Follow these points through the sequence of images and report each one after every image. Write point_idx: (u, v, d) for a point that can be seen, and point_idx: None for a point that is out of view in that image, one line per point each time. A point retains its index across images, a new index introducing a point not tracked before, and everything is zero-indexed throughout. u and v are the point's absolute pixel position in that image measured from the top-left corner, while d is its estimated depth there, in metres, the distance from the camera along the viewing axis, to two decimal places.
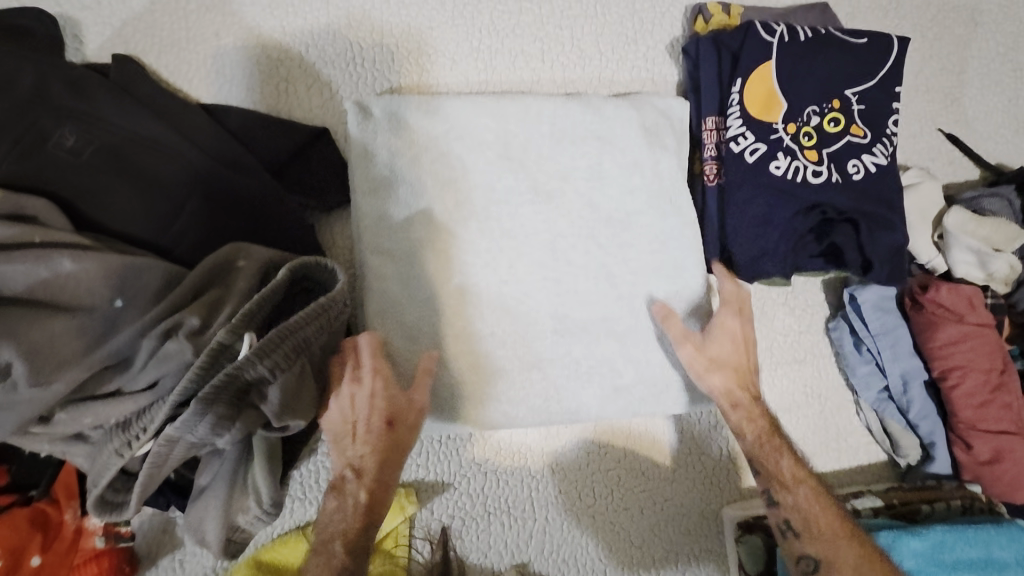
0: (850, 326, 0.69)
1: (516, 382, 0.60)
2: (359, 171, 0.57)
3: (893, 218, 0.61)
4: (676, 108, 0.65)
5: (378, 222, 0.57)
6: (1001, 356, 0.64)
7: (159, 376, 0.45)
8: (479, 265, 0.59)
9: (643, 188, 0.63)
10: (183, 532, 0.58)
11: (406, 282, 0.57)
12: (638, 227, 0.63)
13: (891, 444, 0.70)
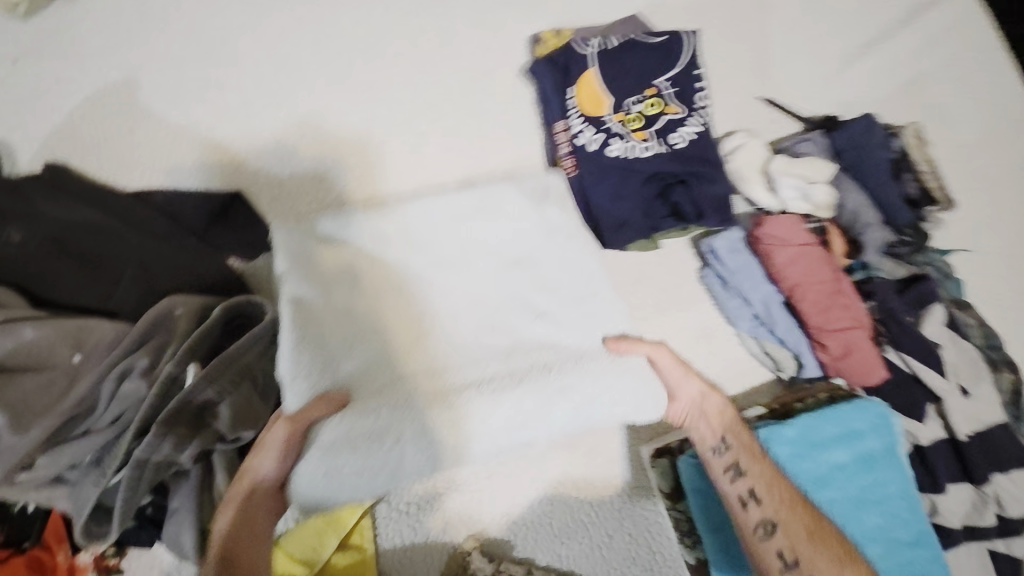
0: (714, 269, 0.81)
1: (475, 410, 0.62)
2: (293, 254, 0.64)
3: (713, 171, 0.74)
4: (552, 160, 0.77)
5: (316, 291, 0.63)
6: (832, 267, 0.77)
7: (122, 412, 0.54)
8: (415, 321, 0.65)
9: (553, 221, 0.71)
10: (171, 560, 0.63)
11: (346, 339, 0.62)
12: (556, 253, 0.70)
13: (773, 362, 0.80)
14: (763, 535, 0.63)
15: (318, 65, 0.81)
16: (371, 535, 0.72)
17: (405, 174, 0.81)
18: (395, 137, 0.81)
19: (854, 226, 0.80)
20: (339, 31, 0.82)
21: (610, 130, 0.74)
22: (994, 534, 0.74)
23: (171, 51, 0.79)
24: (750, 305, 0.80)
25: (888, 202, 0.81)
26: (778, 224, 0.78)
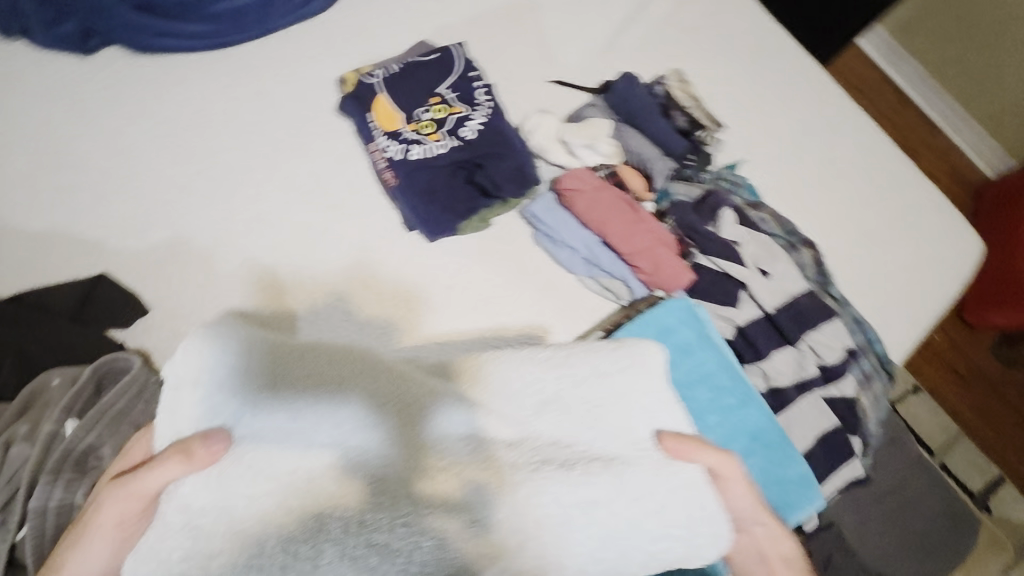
0: (540, 229, 0.93)
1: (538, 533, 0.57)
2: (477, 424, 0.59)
3: (502, 150, 0.89)
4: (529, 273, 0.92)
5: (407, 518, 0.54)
6: (627, 200, 0.91)
7: (15, 475, 0.63)
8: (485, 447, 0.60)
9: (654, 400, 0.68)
10: None
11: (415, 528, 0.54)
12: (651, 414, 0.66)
13: (611, 292, 0.91)
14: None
15: (153, 148, 0.92)
16: None
17: (255, 220, 0.92)
18: (238, 191, 0.93)
19: (643, 163, 0.95)
20: (166, 116, 0.94)
21: (409, 140, 0.87)
22: (820, 381, 0.89)
23: (20, 169, 0.88)
24: (577, 251, 0.92)
25: (664, 138, 0.97)
26: (574, 176, 0.91)
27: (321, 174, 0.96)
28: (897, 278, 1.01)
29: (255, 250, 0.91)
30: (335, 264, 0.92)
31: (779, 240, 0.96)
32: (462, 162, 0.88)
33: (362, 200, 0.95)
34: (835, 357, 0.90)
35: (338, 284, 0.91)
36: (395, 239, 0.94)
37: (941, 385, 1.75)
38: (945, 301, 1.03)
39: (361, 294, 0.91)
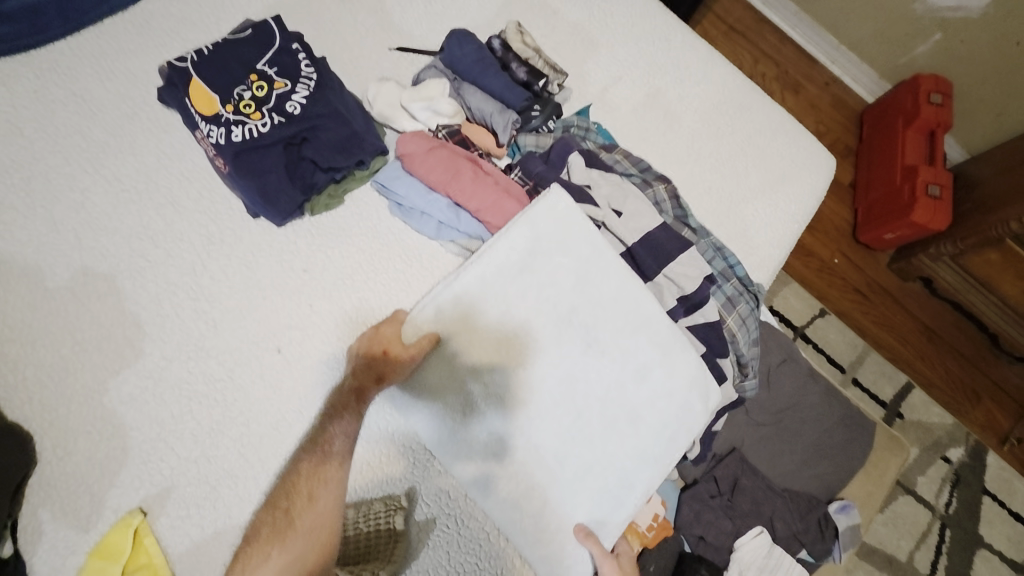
0: (393, 200, 0.93)
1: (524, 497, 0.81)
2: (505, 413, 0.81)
3: (331, 120, 0.90)
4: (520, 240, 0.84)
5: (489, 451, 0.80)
6: (466, 155, 0.92)
7: None
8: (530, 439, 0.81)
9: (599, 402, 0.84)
10: None
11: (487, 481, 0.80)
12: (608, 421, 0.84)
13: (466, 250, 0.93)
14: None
15: None
16: (157, 548, 0.75)
17: (83, 230, 0.86)
18: (60, 201, 0.87)
19: (485, 121, 0.95)
20: None
21: (229, 121, 0.85)
22: (681, 309, 0.91)
23: None
24: (431, 217, 0.91)
25: (503, 93, 0.97)
26: (415, 137, 0.90)
27: (153, 172, 0.91)
28: (755, 202, 1.04)
29: (88, 260, 0.85)
30: (178, 264, 0.87)
31: (634, 178, 0.97)
32: (289, 138, 0.88)
33: (202, 194, 0.91)
34: (695, 284, 0.91)
35: (184, 283, 0.87)
36: (241, 231, 0.90)
37: (848, 308, 1.72)
38: (804, 218, 1.06)
39: (209, 291, 0.87)
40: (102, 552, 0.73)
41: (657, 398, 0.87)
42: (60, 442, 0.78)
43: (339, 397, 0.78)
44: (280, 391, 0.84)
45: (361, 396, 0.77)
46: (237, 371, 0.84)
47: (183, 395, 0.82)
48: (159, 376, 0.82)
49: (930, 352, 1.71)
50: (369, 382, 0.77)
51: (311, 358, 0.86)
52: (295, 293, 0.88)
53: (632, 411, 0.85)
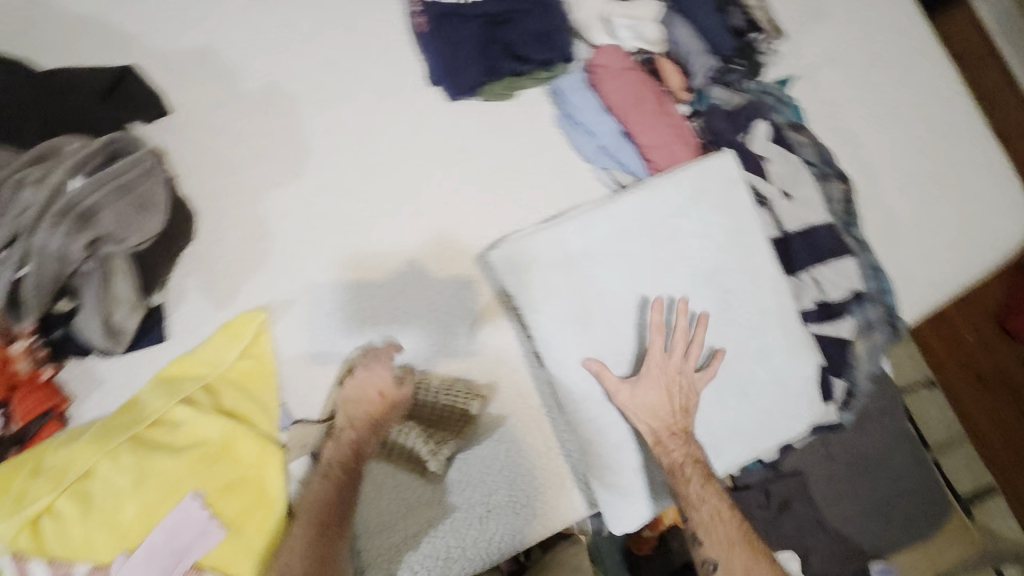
0: (562, 109, 0.91)
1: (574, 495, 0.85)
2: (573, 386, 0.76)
3: (537, 9, 0.89)
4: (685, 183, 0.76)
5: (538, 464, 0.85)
6: (654, 87, 0.88)
7: (23, 216, 0.69)
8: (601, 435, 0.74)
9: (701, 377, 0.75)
10: (98, 341, 0.74)
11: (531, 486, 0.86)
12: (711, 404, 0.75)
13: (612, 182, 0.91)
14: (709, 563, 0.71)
15: None
16: (269, 346, 0.84)
17: (283, 47, 0.92)
18: (272, 13, 0.92)
19: (682, 58, 0.90)
20: None
21: None
22: (815, 315, 0.86)
23: None
24: (595, 137, 0.89)
25: (712, 35, 0.90)
26: (610, 52, 0.88)
27: (356, 12, 0.94)
28: (931, 237, 0.95)
29: (280, 76, 0.91)
30: (353, 106, 0.91)
31: (813, 168, 0.91)
32: (493, 16, 0.89)
33: (391, 46, 0.93)
34: (838, 294, 0.86)
35: (353, 126, 0.91)
36: (417, 93, 0.92)
37: (958, 388, 1.57)
38: (979, 273, 0.96)
39: (373, 140, 0.91)
40: (227, 330, 0.83)
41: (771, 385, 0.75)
42: (217, 227, 0.86)
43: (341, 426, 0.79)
44: (407, 253, 0.89)
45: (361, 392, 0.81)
46: (376, 222, 0.89)
47: (326, 226, 0.88)
48: (311, 201, 0.89)
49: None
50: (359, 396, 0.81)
51: (442, 234, 0.89)
52: (445, 170, 0.91)
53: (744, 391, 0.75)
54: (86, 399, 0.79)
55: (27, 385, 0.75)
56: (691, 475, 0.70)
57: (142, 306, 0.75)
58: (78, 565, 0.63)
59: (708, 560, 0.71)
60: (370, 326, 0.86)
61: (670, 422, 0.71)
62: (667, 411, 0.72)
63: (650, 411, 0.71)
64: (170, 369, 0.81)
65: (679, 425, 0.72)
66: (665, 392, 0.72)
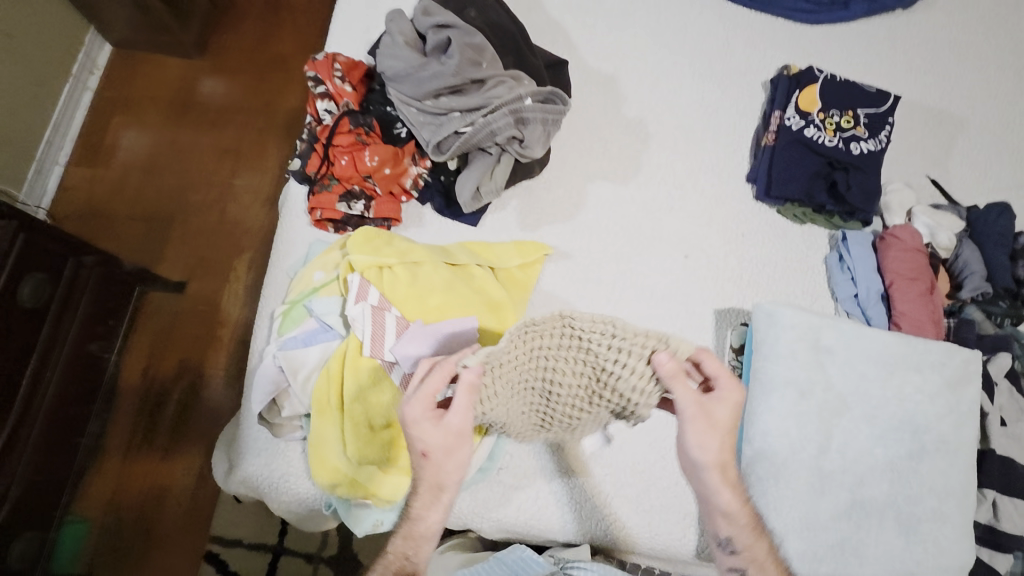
0: (839, 254, 1.08)
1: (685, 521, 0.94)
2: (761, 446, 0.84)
3: (871, 176, 1.08)
4: (930, 351, 0.89)
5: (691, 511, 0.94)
6: (929, 276, 1.02)
7: (486, 100, 0.96)
8: (770, 502, 0.82)
9: (871, 505, 0.82)
10: (461, 195, 0.98)
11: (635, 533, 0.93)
12: (869, 536, 0.81)
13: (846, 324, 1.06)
14: None
15: (645, 21, 1.25)
16: (537, 273, 1.05)
17: (663, 102, 1.20)
18: (668, 78, 1.22)
19: (960, 272, 1.05)
20: (665, 10, 1.27)
21: (811, 122, 1.10)
22: (978, 531, 0.91)
23: None
24: (856, 286, 1.05)
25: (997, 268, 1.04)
26: (905, 232, 1.04)
27: (721, 108, 1.21)
28: None
29: (649, 117, 1.19)
30: (687, 163, 1.16)
31: None
32: (833, 161, 1.09)
33: (734, 142, 1.19)
34: (1016, 530, 0.89)
35: (679, 175, 1.16)
36: (735, 181, 1.16)
37: None
38: None
39: (685, 191, 1.15)
40: (520, 246, 1.04)
41: (926, 551, 0.82)
42: (553, 180, 1.12)
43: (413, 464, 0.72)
44: (666, 277, 1.09)
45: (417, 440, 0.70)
46: (657, 245, 1.11)
47: (621, 226, 1.11)
48: (621, 202, 1.13)
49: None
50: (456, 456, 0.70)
51: (696, 278, 1.09)
52: (725, 241, 1.11)
53: (900, 539, 0.82)
54: (409, 229, 1.04)
55: (397, 195, 1.02)
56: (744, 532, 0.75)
57: (499, 193, 1.00)
58: (393, 309, 0.84)
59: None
60: (617, 308, 1.06)
61: (729, 464, 0.73)
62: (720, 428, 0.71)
63: (708, 441, 0.71)
64: (472, 243, 1.03)
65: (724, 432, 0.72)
66: (720, 426, 0.71)
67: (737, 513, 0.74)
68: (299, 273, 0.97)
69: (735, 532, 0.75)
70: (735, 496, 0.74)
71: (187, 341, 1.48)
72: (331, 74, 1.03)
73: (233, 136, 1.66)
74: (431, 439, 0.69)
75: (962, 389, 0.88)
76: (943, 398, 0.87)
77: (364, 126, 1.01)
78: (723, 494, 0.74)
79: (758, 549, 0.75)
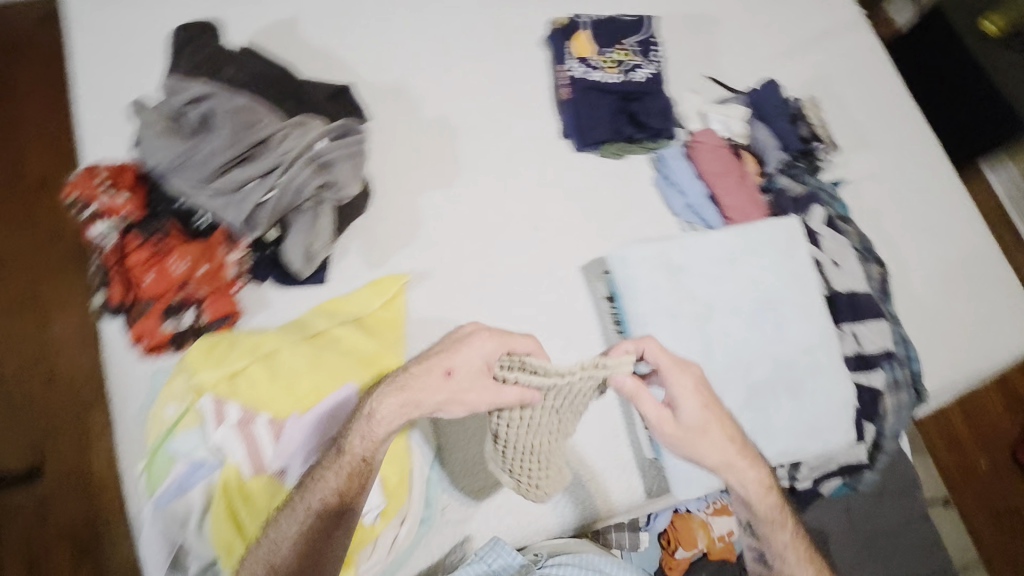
0: (662, 174, 1.17)
1: (628, 467, 0.98)
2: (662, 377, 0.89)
3: (659, 96, 1.16)
4: (757, 233, 0.99)
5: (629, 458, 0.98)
6: (736, 165, 1.14)
7: (279, 158, 0.91)
8: None
9: (763, 385, 0.91)
10: (297, 262, 0.93)
11: (590, 503, 0.96)
12: (769, 411, 0.90)
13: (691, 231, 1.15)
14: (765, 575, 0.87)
15: (408, 22, 1.25)
16: (404, 304, 1.03)
17: (458, 94, 1.21)
18: (452, 69, 1.23)
19: (761, 151, 1.17)
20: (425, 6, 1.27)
21: (592, 66, 1.16)
22: (852, 362, 1.05)
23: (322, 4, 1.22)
24: (685, 196, 1.14)
25: (785, 137, 1.17)
26: (706, 136, 1.15)
27: (512, 80, 1.24)
28: (954, 326, 1.14)
29: (450, 113, 1.19)
30: (502, 144, 1.18)
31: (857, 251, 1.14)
32: (627, 94, 1.15)
33: (537, 107, 1.22)
34: (875, 349, 1.04)
35: (499, 157, 1.17)
36: (551, 143, 1.20)
37: (977, 515, 1.75)
38: (996, 365, 1.14)
39: (510, 170, 1.17)
40: (376, 285, 1.02)
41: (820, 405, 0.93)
42: (382, 209, 1.10)
43: (423, 374, 0.74)
44: (525, 257, 1.11)
45: (458, 350, 0.76)
46: (505, 229, 1.12)
47: (465, 226, 1.12)
48: (456, 205, 1.13)
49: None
50: (466, 394, 0.74)
51: (549, 248, 1.12)
52: (562, 201, 1.16)
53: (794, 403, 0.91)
54: (255, 316, 0.97)
55: (226, 289, 0.93)
56: (773, 515, 0.85)
57: (332, 244, 0.94)
58: (260, 416, 0.79)
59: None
60: (493, 304, 1.07)
61: (734, 459, 0.82)
62: (710, 431, 0.81)
63: (695, 446, 0.81)
64: (329, 304, 0.99)
65: (719, 422, 0.81)
66: (690, 432, 0.80)
67: (753, 495, 0.84)
68: (150, 414, 0.87)
69: (765, 520, 0.85)
70: (756, 483, 0.84)
71: (59, 525, 1.29)
72: (98, 189, 0.92)
73: (17, 282, 1.43)
74: (461, 360, 0.75)
75: (795, 253, 0.99)
76: (786, 267, 0.98)
77: (159, 232, 0.91)
78: (747, 486, 0.84)
79: (776, 525, 0.85)
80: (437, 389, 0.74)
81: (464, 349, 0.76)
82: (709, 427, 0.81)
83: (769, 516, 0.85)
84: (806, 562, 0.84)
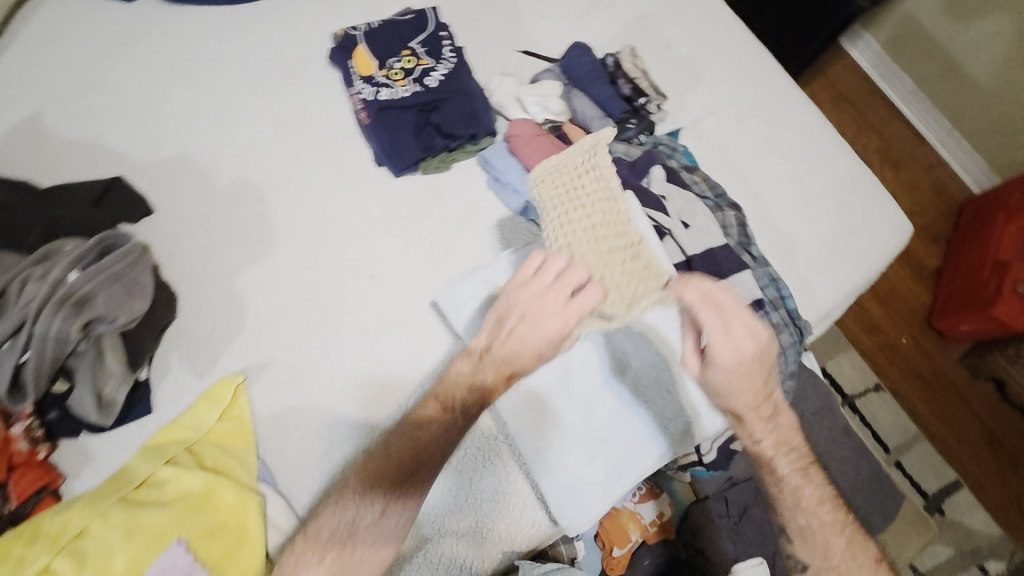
0: (491, 174, 1.08)
1: (522, 503, 0.93)
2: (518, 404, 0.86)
3: (461, 95, 1.06)
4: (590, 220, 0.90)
5: (517, 500, 0.93)
6: (560, 147, 1.06)
7: (25, 312, 0.79)
8: None
9: None
10: (91, 411, 0.81)
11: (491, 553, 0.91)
12: None
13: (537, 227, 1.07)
14: (793, 560, 0.87)
15: (170, 82, 1.09)
16: (248, 406, 0.92)
17: (250, 147, 1.07)
18: (235, 122, 1.08)
19: (586, 123, 1.10)
20: (185, 58, 1.11)
21: (379, 83, 1.04)
22: None
23: (61, 88, 1.05)
24: (521, 194, 1.06)
25: (606, 102, 1.11)
26: (521, 123, 1.06)
27: (307, 115, 1.10)
28: (820, 245, 1.12)
29: (245, 172, 1.05)
30: (313, 189, 1.06)
31: (708, 202, 1.08)
32: (423, 104, 1.04)
33: (342, 137, 1.10)
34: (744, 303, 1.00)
35: (314, 207, 1.05)
36: (368, 174, 1.08)
37: (906, 389, 1.81)
38: (868, 272, 1.13)
39: (329, 217, 1.04)
40: (208, 396, 0.91)
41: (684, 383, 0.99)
42: (196, 305, 0.97)
43: (496, 335, 0.84)
44: (370, 309, 1.01)
45: (525, 329, 0.81)
46: (340, 284, 1.01)
47: (295, 295, 1.00)
48: (279, 274, 1.00)
49: (971, 438, 1.80)
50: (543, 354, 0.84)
51: (394, 291, 1.02)
52: (394, 233, 1.05)
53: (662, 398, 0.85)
54: (78, 475, 0.86)
55: (25, 463, 0.82)
56: (800, 479, 0.85)
57: (127, 377, 0.83)
58: None
59: (795, 558, 0.86)
60: (347, 371, 0.97)
61: (753, 414, 0.83)
62: (758, 372, 0.78)
63: (739, 391, 0.80)
64: (156, 438, 0.88)
65: (759, 362, 0.78)
66: (735, 377, 0.78)
67: (774, 455, 0.85)
68: None
69: (778, 482, 0.85)
70: (771, 439, 0.85)
71: None
72: None
73: None
74: (523, 324, 0.81)
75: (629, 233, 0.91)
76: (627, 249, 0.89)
77: None
78: (760, 445, 0.85)
79: (803, 491, 0.85)
80: (495, 334, 0.84)
81: (529, 316, 0.81)
82: (746, 381, 0.79)
83: (793, 474, 0.85)
84: (821, 508, 0.85)
